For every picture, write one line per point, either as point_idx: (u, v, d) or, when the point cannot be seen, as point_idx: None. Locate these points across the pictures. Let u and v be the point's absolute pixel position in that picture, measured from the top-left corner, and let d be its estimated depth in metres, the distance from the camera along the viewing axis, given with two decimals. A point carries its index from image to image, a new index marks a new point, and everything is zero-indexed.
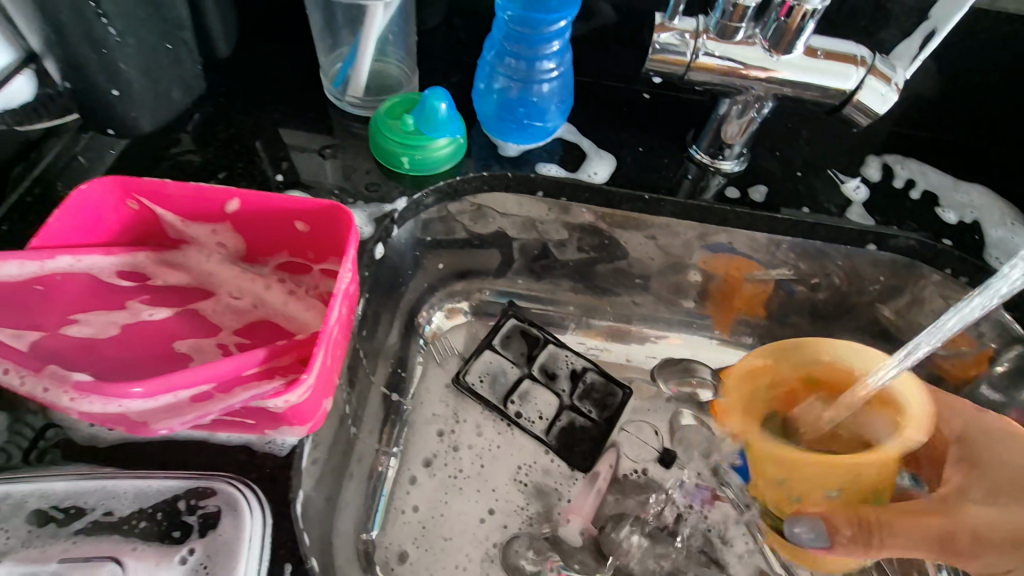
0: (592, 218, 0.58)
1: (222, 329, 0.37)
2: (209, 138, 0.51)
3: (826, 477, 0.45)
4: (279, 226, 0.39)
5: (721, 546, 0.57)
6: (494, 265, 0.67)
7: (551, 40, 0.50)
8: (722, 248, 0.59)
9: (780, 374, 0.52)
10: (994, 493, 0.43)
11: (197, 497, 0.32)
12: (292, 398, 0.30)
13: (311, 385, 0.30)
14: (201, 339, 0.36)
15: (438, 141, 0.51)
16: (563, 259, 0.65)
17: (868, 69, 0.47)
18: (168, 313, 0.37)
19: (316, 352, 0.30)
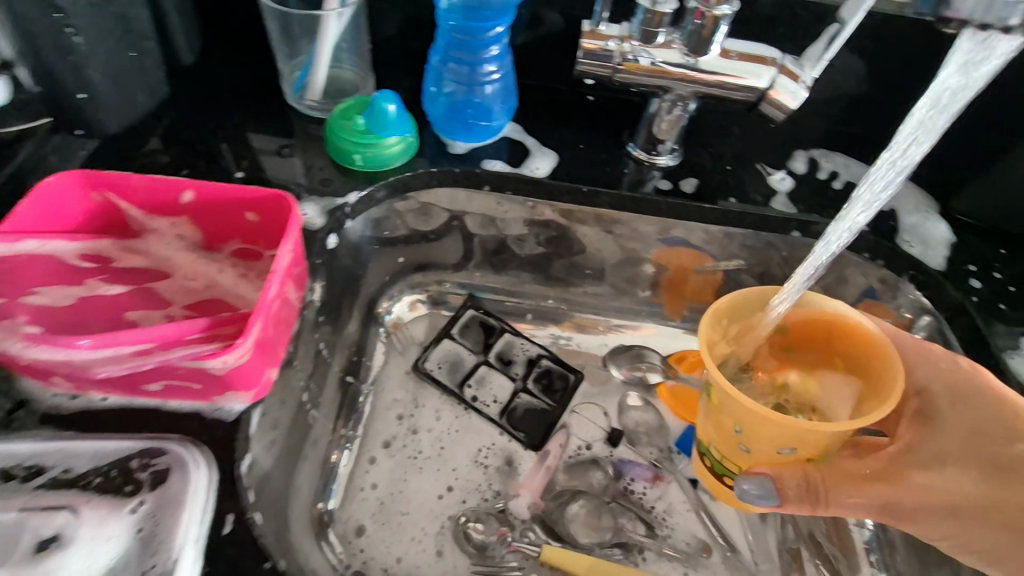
0: (554, 215, 0.62)
1: (173, 303, 0.41)
2: (174, 138, 0.55)
3: (780, 433, 0.41)
4: (230, 216, 0.43)
5: (663, 518, 0.60)
6: (453, 259, 0.70)
7: (489, 45, 0.55)
8: (677, 241, 0.63)
9: (749, 322, 0.47)
10: (943, 455, 0.42)
11: (150, 456, 0.36)
12: (230, 359, 0.33)
13: (248, 350, 0.34)
14: (151, 310, 0.40)
15: (388, 139, 0.55)
16: (520, 251, 0.69)
17: (778, 69, 0.52)
18: (124, 290, 0.41)
19: (253, 320, 0.34)
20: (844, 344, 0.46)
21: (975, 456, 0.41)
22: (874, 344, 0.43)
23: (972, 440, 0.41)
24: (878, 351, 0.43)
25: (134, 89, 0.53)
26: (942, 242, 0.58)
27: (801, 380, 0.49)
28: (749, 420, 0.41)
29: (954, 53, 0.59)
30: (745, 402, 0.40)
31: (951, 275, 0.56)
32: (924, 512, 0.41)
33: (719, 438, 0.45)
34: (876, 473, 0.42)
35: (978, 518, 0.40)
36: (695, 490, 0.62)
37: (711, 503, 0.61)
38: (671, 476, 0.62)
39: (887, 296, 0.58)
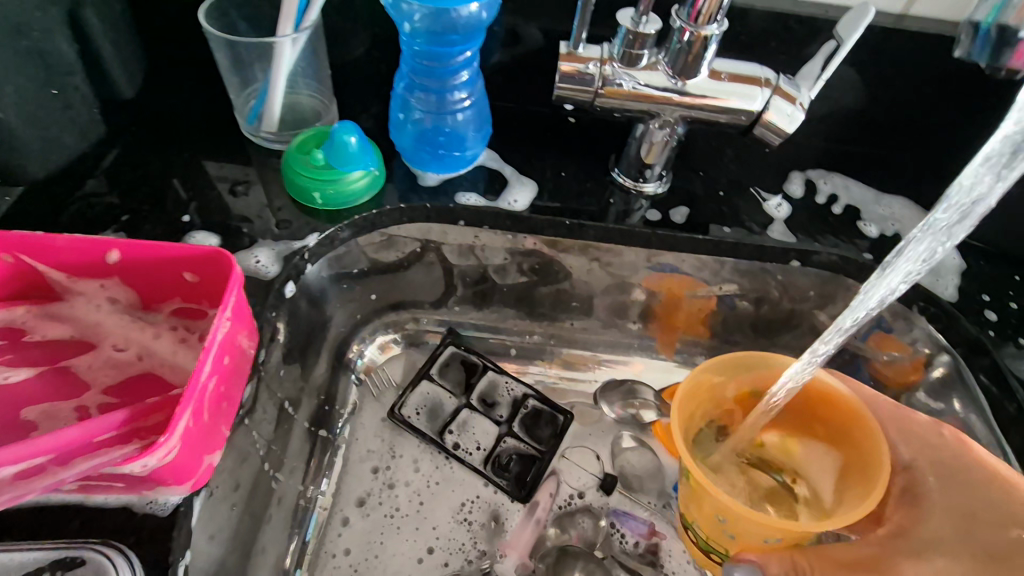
0: (536, 244, 0.57)
1: (92, 386, 0.36)
2: (113, 181, 0.50)
3: (761, 526, 0.39)
4: (166, 275, 0.38)
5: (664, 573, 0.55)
6: (431, 295, 0.66)
7: (458, 71, 0.51)
8: (668, 268, 0.59)
9: (722, 393, 0.47)
10: (935, 540, 0.37)
11: (63, 568, 0.31)
12: (151, 461, 0.28)
13: (174, 446, 0.29)
14: (61, 402, 0.35)
15: (352, 174, 0.51)
16: (503, 285, 0.64)
17: (773, 89, 0.48)
18: (30, 374, 0.36)
19: (178, 412, 0.29)
20: (822, 410, 0.45)
21: (969, 540, 0.36)
22: (855, 415, 0.43)
23: (964, 523, 0.37)
24: (859, 422, 0.43)
25: (65, 128, 0.48)
26: (952, 270, 0.54)
27: (780, 441, 0.48)
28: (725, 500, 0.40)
29: (958, 66, 0.55)
30: (721, 495, 0.39)
31: (963, 306, 0.52)
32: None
33: (700, 520, 0.44)
34: (860, 559, 0.37)
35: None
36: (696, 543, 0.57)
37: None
38: (671, 534, 0.57)
39: (899, 327, 0.53)
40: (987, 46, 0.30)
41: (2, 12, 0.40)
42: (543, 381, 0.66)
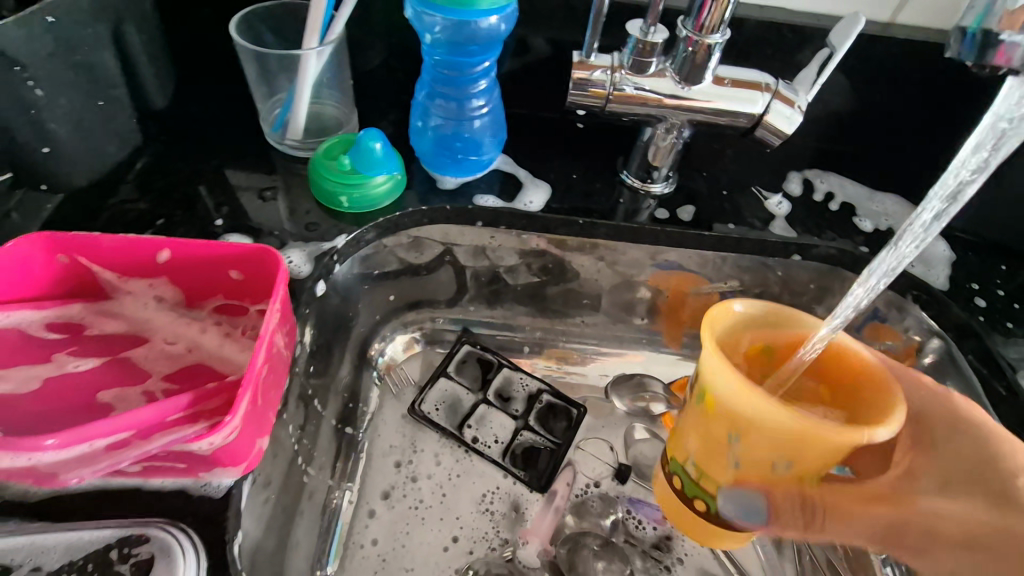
0: (545, 244, 0.60)
1: (152, 374, 0.38)
2: (148, 187, 0.53)
3: (780, 445, 0.38)
4: (213, 273, 0.40)
5: (680, 555, 0.58)
6: (446, 295, 0.68)
7: (476, 80, 0.54)
8: (672, 266, 0.62)
9: (738, 337, 0.43)
10: (948, 483, 0.39)
11: (130, 545, 0.33)
12: (215, 439, 0.30)
13: (235, 427, 0.31)
14: (128, 387, 0.37)
15: (376, 178, 0.53)
16: (517, 283, 0.67)
17: (772, 94, 0.51)
18: (97, 362, 0.38)
19: (239, 395, 0.31)
20: (830, 371, 0.43)
21: (981, 484, 0.38)
22: (878, 376, 0.40)
23: (974, 469, 0.39)
24: (873, 381, 0.41)
25: (104, 138, 0.50)
26: (941, 261, 0.58)
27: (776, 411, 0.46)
28: (749, 430, 0.38)
29: (942, 70, 0.59)
30: (757, 403, 0.37)
31: (955, 294, 0.55)
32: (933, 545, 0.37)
33: (706, 452, 0.42)
34: (880, 500, 0.39)
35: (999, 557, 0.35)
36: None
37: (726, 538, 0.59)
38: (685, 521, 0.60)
39: (892, 316, 0.57)
40: None
41: (53, 28, 0.43)
42: (556, 376, 0.68)
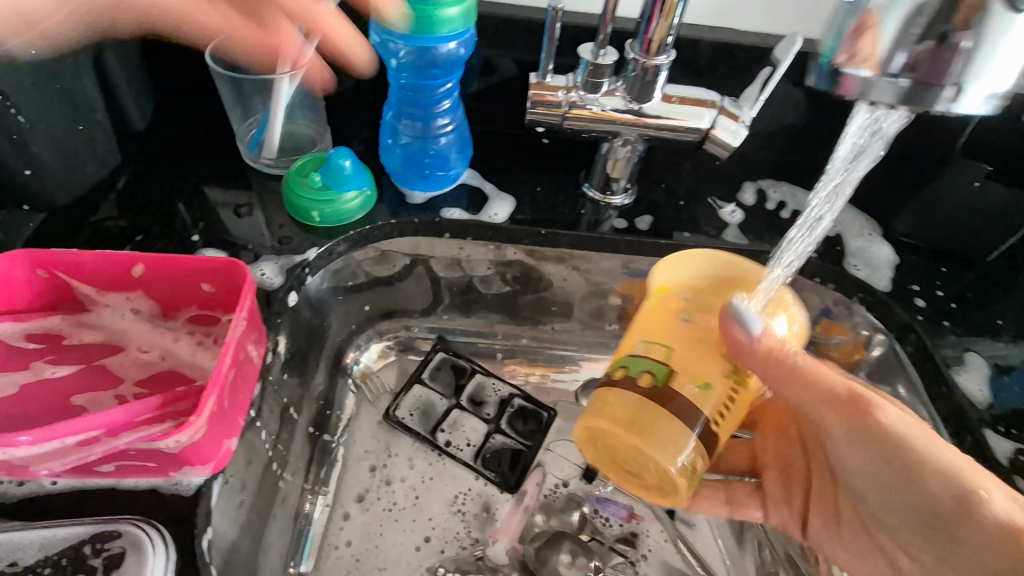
0: (522, 254, 0.63)
1: (124, 380, 0.40)
2: (128, 205, 0.55)
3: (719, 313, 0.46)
4: (186, 286, 0.42)
5: (645, 549, 0.60)
6: (420, 306, 0.71)
7: (441, 100, 0.57)
8: (641, 274, 0.64)
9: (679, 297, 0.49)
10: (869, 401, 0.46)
11: (102, 540, 0.35)
12: (182, 438, 0.33)
13: (201, 426, 0.34)
14: (101, 392, 0.39)
15: (346, 195, 0.56)
16: (488, 292, 0.69)
17: (718, 109, 0.54)
18: (72, 370, 0.40)
19: (205, 399, 0.34)
20: None
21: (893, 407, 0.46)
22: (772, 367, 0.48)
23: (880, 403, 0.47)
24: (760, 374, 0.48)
25: (84, 158, 0.53)
26: (886, 264, 0.61)
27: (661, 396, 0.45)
28: (704, 296, 0.46)
29: None
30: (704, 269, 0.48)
31: (897, 295, 0.59)
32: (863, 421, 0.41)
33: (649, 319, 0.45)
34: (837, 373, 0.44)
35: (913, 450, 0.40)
36: (673, 524, 0.62)
37: (689, 534, 0.62)
38: (651, 520, 0.62)
39: (841, 314, 0.60)
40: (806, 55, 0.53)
41: (37, 60, 0.45)
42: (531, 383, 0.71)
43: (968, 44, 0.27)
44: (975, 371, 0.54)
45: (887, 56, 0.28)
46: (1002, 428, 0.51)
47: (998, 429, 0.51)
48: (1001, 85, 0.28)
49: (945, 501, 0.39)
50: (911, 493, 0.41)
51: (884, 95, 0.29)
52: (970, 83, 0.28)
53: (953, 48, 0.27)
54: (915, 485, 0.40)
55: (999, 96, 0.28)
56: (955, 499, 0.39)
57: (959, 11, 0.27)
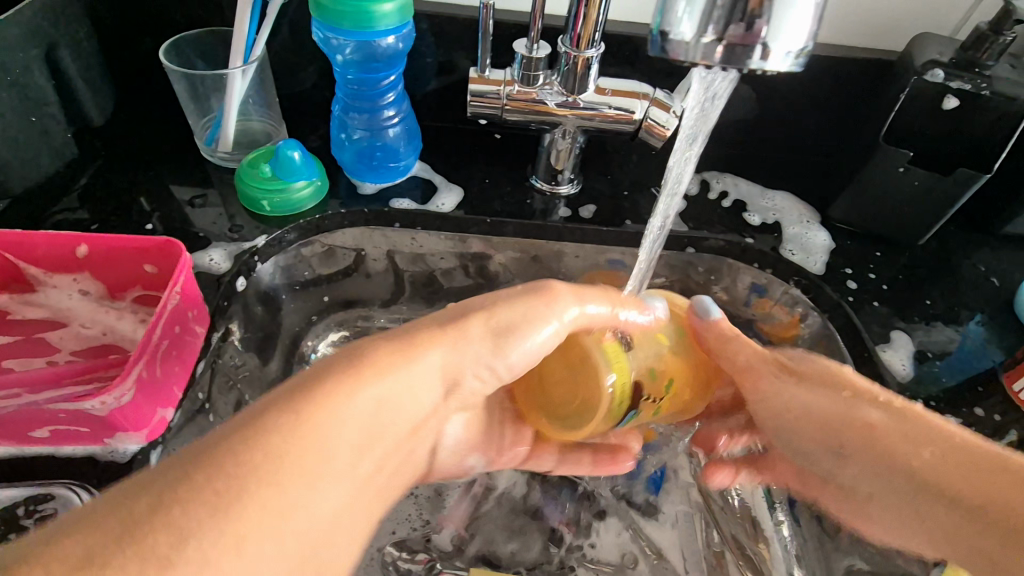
0: (484, 246, 0.63)
1: (62, 348, 0.43)
2: (84, 197, 0.58)
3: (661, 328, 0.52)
4: (130, 266, 0.44)
5: (592, 534, 0.60)
6: (384, 293, 0.68)
7: (384, 93, 0.60)
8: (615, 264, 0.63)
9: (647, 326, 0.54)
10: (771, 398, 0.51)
11: (36, 502, 0.37)
12: (109, 400, 0.37)
13: (127, 389, 0.38)
14: (40, 358, 0.42)
15: (296, 184, 0.58)
16: (449, 283, 0.67)
17: (649, 101, 0.57)
18: (15, 339, 0.44)
19: (130, 365, 0.38)
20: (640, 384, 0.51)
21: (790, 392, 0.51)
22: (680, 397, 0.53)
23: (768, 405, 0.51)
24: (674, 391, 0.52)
25: (40, 151, 0.55)
26: (821, 248, 0.64)
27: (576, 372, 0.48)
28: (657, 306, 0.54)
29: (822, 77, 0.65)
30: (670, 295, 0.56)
31: (828, 278, 0.62)
32: (789, 384, 0.48)
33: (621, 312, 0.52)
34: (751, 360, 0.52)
35: (829, 403, 0.46)
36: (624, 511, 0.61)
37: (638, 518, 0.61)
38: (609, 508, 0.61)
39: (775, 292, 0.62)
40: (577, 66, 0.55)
41: None
42: None
43: (765, 14, 0.27)
44: (901, 348, 0.58)
45: (699, 26, 0.28)
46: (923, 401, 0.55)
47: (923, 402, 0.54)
48: (796, 44, 0.28)
49: (853, 436, 0.45)
50: (831, 443, 0.46)
51: (696, 58, 0.29)
52: (773, 42, 0.28)
53: (754, 32, 0.27)
54: (832, 432, 0.46)
55: (799, 55, 0.29)
56: (861, 430, 0.44)
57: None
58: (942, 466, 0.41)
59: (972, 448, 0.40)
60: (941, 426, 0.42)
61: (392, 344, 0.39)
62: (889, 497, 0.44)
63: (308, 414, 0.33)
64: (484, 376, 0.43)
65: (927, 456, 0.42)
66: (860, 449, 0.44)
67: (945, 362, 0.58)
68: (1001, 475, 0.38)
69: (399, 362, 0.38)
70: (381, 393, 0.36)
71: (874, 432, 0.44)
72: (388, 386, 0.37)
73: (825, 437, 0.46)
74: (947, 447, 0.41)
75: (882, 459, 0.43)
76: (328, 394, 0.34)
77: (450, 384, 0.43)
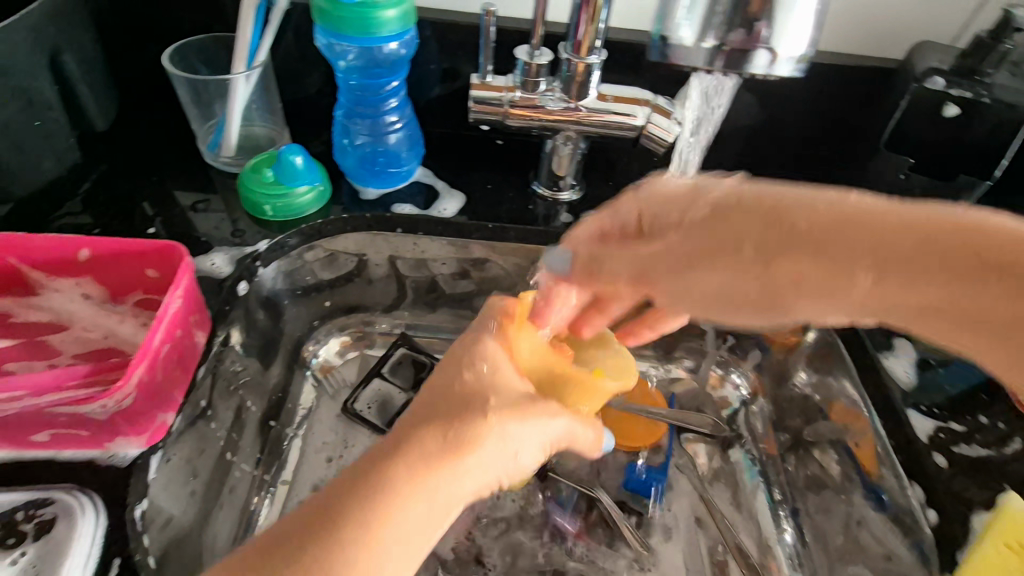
0: (485, 251, 0.63)
1: (63, 353, 0.43)
2: (89, 202, 0.58)
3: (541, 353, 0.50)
4: (132, 269, 0.45)
5: (602, 545, 0.57)
6: (387, 299, 0.68)
7: (387, 98, 0.60)
8: None
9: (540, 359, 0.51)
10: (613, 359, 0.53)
11: (35, 507, 0.37)
12: (109, 402, 0.37)
13: (128, 391, 0.37)
14: (39, 363, 0.42)
15: (299, 189, 0.59)
16: (451, 289, 0.68)
17: (651, 107, 0.57)
18: (13, 344, 0.43)
19: (132, 366, 0.38)
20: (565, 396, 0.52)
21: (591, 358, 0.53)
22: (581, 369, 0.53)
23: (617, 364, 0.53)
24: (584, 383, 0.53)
25: (44, 154, 0.55)
26: None
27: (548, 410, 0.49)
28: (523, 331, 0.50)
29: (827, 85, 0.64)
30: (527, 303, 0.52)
31: None
32: (705, 269, 0.35)
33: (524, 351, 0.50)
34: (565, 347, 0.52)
35: (751, 250, 0.33)
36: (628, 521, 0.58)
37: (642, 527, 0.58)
38: (619, 516, 0.57)
39: None
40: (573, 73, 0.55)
41: None
42: None
43: (766, 19, 0.33)
44: (903, 356, 0.58)
45: (700, 35, 0.35)
46: (926, 407, 0.55)
47: (923, 409, 0.55)
48: (796, 49, 0.34)
49: (790, 286, 0.33)
50: (793, 302, 0.34)
51: (699, 61, 0.35)
52: (774, 48, 0.34)
53: (757, 33, 0.33)
54: (764, 299, 0.35)
55: (799, 60, 0.34)
56: (788, 276, 0.33)
57: (751, 2, 0.33)
58: (887, 286, 0.31)
59: (878, 229, 0.31)
60: (875, 223, 0.31)
61: (423, 454, 0.38)
62: (904, 321, 0.33)
63: (354, 523, 0.34)
64: (512, 477, 0.42)
65: (873, 278, 0.31)
66: (794, 301, 0.34)
67: (947, 370, 0.58)
68: (931, 250, 0.30)
69: (437, 492, 0.37)
70: (422, 505, 0.36)
71: (805, 278, 0.32)
72: (427, 493, 0.37)
73: (760, 307, 0.35)
74: (915, 230, 0.31)
75: (829, 294, 0.33)
76: (360, 514, 0.35)
77: (512, 471, 0.42)
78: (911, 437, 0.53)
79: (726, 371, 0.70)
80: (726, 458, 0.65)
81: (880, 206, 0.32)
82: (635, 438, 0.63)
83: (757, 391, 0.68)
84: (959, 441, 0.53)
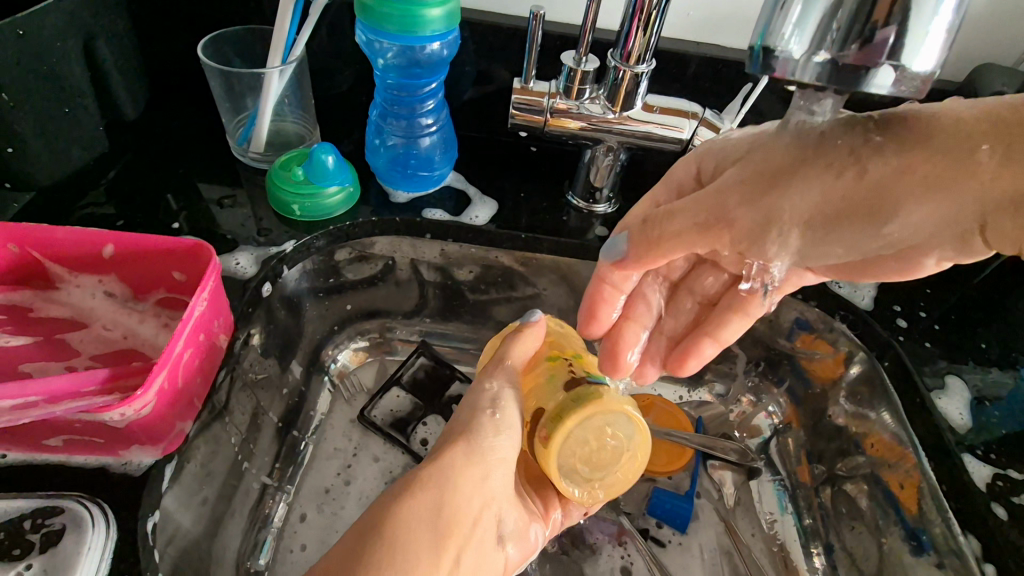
0: (508, 260, 0.61)
1: (82, 353, 0.41)
2: (113, 192, 0.56)
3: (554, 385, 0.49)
4: (158, 267, 0.43)
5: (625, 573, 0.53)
6: (408, 305, 0.66)
7: (424, 100, 0.58)
8: None
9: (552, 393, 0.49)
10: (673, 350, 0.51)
11: (44, 516, 0.36)
12: (126, 411, 0.35)
13: (146, 401, 0.36)
14: (54, 362, 0.40)
15: (328, 190, 0.57)
16: (474, 297, 0.65)
17: (699, 121, 0.54)
18: (29, 341, 0.41)
19: (153, 374, 0.36)
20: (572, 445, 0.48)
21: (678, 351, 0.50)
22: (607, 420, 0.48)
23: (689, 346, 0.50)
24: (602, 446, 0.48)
25: (70, 142, 0.54)
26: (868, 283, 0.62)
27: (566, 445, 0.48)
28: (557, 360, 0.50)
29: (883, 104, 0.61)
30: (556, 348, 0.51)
31: (878, 315, 0.60)
32: (795, 189, 0.35)
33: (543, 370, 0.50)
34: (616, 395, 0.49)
35: (852, 186, 0.34)
36: (645, 542, 0.55)
37: (662, 554, 0.55)
38: (639, 537, 0.55)
39: (819, 327, 0.60)
40: (618, 83, 0.52)
41: (24, 40, 0.46)
42: None
43: (894, 26, 0.25)
44: (957, 395, 0.55)
45: (812, 45, 0.26)
46: (981, 452, 0.51)
47: (977, 453, 0.52)
48: (924, 67, 0.25)
49: (900, 184, 0.33)
50: (904, 203, 0.34)
51: (807, 77, 0.26)
52: (905, 64, 0.25)
53: (878, 44, 0.25)
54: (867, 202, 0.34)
55: (925, 80, 0.26)
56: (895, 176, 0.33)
57: (879, 6, 0.25)
58: (908, 160, 0.33)
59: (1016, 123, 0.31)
60: (954, 119, 0.33)
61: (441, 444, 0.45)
62: (963, 226, 0.34)
63: (396, 522, 0.38)
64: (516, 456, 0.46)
65: (991, 155, 0.31)
66: (904, 197, 0.33)
67: (1000, 410, 0.55)
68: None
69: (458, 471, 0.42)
70: (453, 483, 0.42)
71: (916, 171, 0.33)
72: (453, 476, 0.42)
73: (863, 214, 0.35)
74: (984, 125, 0.32)
75: (944, 184, 0.33)
76: (408, 503, 0.39)
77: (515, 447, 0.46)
78: (966, 481, 0.49)
79: (757, 398, 0.67)
80: (754, 490, 0.61)
81: (962, 106, 0.33)
82: (658, 464, 0.60)
83: (791, 420, 0.64)
84: (1017, 489, 0.50)
